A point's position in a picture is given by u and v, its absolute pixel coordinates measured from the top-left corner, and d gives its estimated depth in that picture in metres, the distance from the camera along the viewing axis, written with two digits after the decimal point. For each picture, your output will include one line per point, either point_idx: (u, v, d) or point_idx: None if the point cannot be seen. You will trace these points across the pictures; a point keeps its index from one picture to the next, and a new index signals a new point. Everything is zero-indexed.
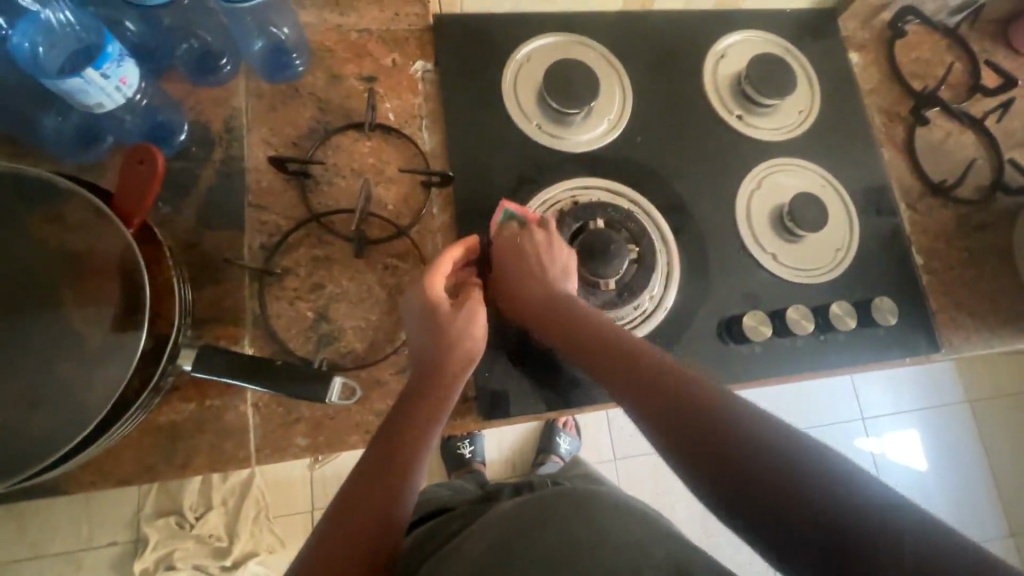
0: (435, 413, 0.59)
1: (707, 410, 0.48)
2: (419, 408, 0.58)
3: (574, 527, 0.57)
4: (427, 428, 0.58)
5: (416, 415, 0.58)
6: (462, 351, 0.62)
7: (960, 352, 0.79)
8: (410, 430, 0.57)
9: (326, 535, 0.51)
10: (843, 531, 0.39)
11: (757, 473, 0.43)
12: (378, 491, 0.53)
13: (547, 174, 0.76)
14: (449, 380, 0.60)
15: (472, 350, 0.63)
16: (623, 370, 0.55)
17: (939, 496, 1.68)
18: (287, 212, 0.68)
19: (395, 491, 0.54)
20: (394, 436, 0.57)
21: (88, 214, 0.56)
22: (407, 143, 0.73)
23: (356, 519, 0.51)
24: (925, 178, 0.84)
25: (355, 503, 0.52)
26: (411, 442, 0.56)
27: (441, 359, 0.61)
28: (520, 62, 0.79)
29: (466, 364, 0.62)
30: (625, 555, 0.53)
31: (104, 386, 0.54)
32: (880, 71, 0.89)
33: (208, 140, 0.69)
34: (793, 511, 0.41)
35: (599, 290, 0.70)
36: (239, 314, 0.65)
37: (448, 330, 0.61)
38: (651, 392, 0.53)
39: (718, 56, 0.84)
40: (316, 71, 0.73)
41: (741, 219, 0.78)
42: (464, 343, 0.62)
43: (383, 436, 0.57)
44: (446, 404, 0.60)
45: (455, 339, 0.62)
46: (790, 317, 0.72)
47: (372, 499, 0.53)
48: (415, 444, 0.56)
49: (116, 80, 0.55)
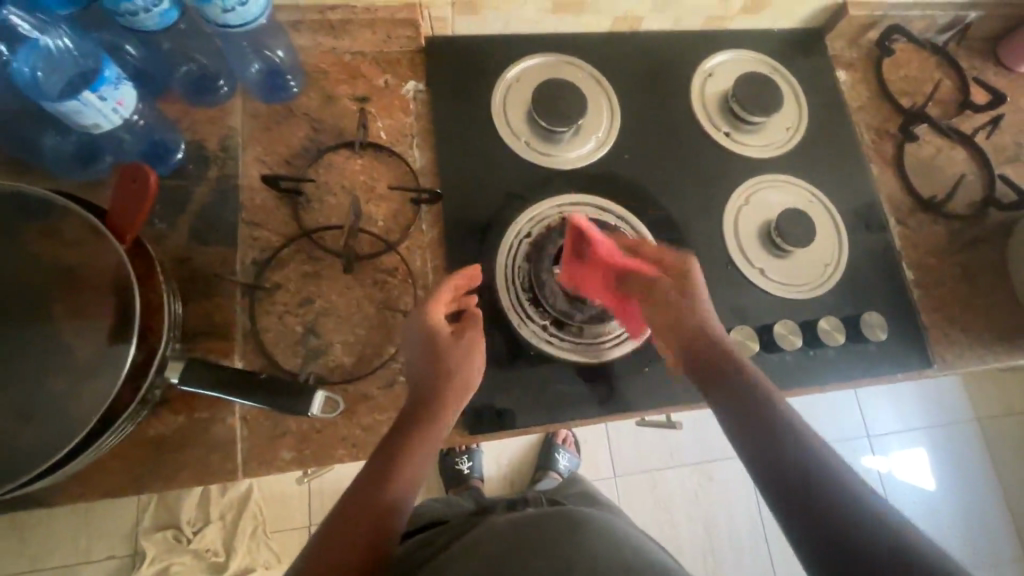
0: (432, 433, 0.59)
1: (796, 438, 0.52)
2: (420, 427, 0.59)
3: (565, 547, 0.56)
4: (427, 446, 0.59)
5: (416, 435, 0.58)
6: (460, 377, 0.62)
7: (954, 368, 0.78)
8: (410, 447, 0.58)
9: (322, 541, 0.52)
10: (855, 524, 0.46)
11: (824, 508, 0.47)
12: (377, 502, 0.54)
13: (535, 190, 0.77)
14: (448, 404, 0.61)
15: (469, 376, 0.63)
16: (732, 390, 0.57)
17: (947, 518, 1.64)
18: (279, 228, 0.70)
19: (391, 504, 0.55)
20: (394, 451, 0.57)
21: (83, 230, 0.58)
22: (397, 161, 0.74)
23: (353, 532, 0.52)
24: (915, 193, 0.84)
25: (355, 510, 0.54)
26: (410, 458, 0.57)
27: (441, 383, 0.61)
28: (509, 82, 0.81)
29: (465, 390, 0.63)
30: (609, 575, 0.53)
31: (94, 399, 0.55)
32: (869, 88, 0.90)
33: (203, 158, 0.71)
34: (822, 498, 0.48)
35: (586, 304, 0.71)
36: (229, 327, 0.66)
37: (448, 357, 0.62)
38: (754, 414, 0.55)
39: (705, 75, 0.85)
40: (310, 92, 0.75)
41: (729, 235, 0.78)
42: (462, 370, 0.62)
43: (383, 452, 0.57)
44: (443, 425, 0.60)
45: (454, 366, 0.62)
46: (778, 331, 0.73)
47: (371, 508, 0.54)
48: (415, 461, 0.57)
49: (113, 102, 0.57)
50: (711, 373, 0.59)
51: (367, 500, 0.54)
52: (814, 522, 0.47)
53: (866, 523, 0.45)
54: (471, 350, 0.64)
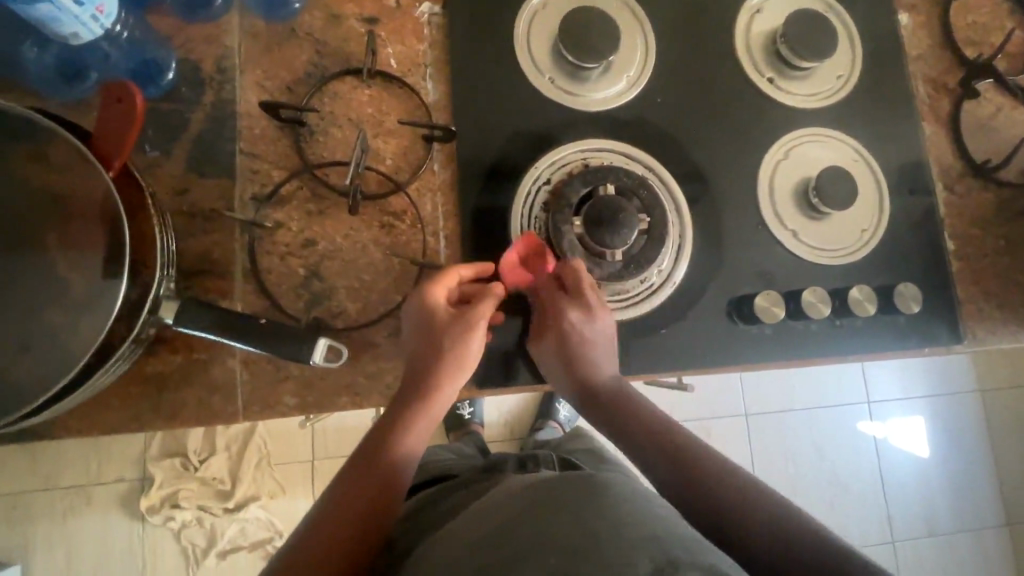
0: (426, 405, 0.59)
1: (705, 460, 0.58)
2: (409, 406, 0.59)
3: (576, 508, 0.51)
4: (422, 421, 0.59)
5: (410, 410, 0.59)
6: (452, 356, 0.60)
7: (983, 345, 0.74)
8: (406, 421, 0.59)
9: (334, 496, 0.56)
10: (747, 513, 0.53)
11: (722, 511, 0.54)
12: (379, 466, 0.57)
13: (557, 134, 0.71)
14: (444, 382, 0.59)
15: (465, 357, 0.60)
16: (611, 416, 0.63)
17: (935, 483, 1.68)
18: (280, 161, 0.65)
19: (389, 476, 0.57)
20: (388, 424, 0.59)
21: (68, 155, 0.54)
22: (408, 93, 0.68)
23: (360, 493, 0.56)
24: (967, 157, 0.78)
25: (357, 486, 0.56)
26: (406, 428, 0.59)
27: (435, 358, 0.59)
28: (535, 8, 0.72)
29: (459, 372, 0.60)
30: (625, 536, 0.46)
31: (85, 336, 0.52)
32: (931, 35, 0.81)
33: (198, 80, 0.65)
34: (716, 501, 0.55)
35: (604, 261, 0.65)
36: (228, 267, 0.63)
37: (442, 340, 0.59)
38: (687, 476, 0.57)
39: (753, 11, 0.76)
40: (314, 10, 0.68)
41: (763, 194, 0.73)
42: (458, 347, 0.60)
43: (384, 419, 0.60)
44: (439, 400, 0.59)
45: (445, 347, 0.59)
46: (806, 299, 0.68)
47: (371, 482, 0.57)
48: (410, 433, 0.59)
49: (92, 9, 0.52)
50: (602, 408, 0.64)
51: (367, 474, 0.57)
52: (716, 520, 0.54)
53: (751, 514, 0.53)
54: (471, 333, 0.61)
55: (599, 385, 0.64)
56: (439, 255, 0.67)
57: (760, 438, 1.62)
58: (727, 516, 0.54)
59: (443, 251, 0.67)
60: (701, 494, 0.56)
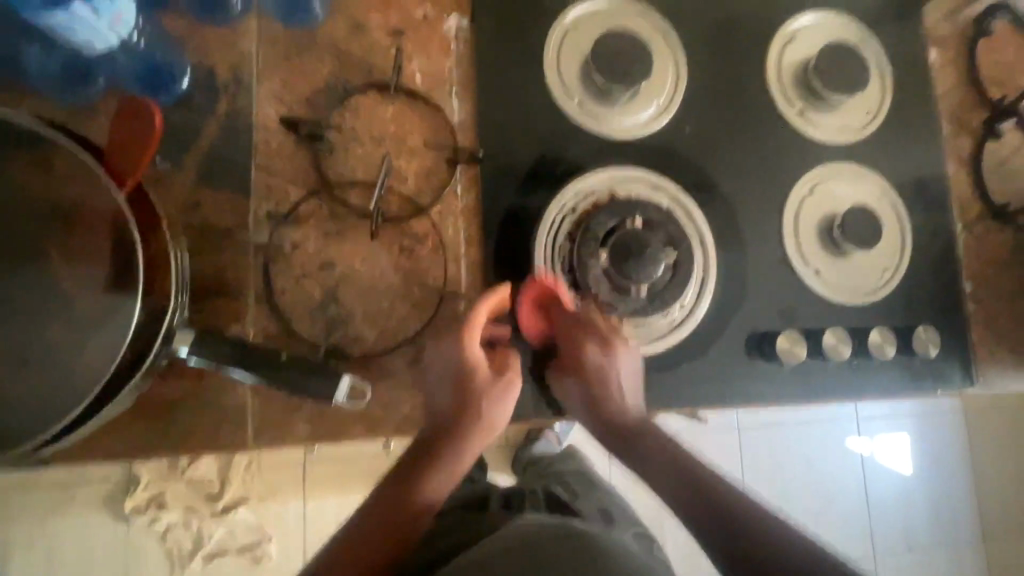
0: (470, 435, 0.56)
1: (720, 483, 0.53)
2: (438, 450, 0.55)
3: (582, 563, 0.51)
4: (464, 452, 0.56)
5: (453, 437, 0.56)
6: (498, 388, 0.58)
7: (992, 387, 0.75)
8: (447, 449, 0.55)
9: (356, 522, 0.51)
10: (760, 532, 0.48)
11: (737, 527, 0.49)
12: (412, 493, 0.52)
13: (583, 160, 0.69)
14: (488, 412, 0.57)
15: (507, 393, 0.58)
16: (631, 453, 0.58)
17: (918, 500, 1.72)
18: (297, 178, 0.62)
19: (420, 503, 0.52)
20: (425, 451, 0.55)
21: (75, 170, 0.50)
22: (433, 111, 0.66)
23: (385, 520, 0.51)
24: (988, 199, 0.77)
25: (384, 511, 0.51)
26: (445, 457, 0.55)
27: (472, 405, 0.57)
28: (565, 28, 0.70)
29: (503, 403, 0.58)
30: None
31: (89, 362, 0.49)
32: (958, 72, 0.80)
33: (213, 88, 0.62)
34: (726, 515, 0.50)
35: (630, 296, 0.64)
36: (240, 287, 0.60)
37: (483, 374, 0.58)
38: (697, 495, 0.52)
39: (786, 40, 0.75)
40: (338, 19, 0.65)
41: (786, 229, 0.72)
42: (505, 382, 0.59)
43: (420, 446, 0.56)
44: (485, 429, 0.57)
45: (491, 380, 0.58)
46: (826, 340, 0.69)
47: (399, 509, 0.51)
48: (449, 463, 0.55)
49: (109, 18, 0.51)
50: (620, 431, 0.59)
51: (396, 499, 0.52)
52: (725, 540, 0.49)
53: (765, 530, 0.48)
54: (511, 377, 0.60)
55: (622, 424, 0.60)
56: (459, 281, 0.65)
57: (748, 449, 1.63)
58: (733, 526, 0.49)
59: (465, 277, 0.65)
60: (706, 506, 0.51)
